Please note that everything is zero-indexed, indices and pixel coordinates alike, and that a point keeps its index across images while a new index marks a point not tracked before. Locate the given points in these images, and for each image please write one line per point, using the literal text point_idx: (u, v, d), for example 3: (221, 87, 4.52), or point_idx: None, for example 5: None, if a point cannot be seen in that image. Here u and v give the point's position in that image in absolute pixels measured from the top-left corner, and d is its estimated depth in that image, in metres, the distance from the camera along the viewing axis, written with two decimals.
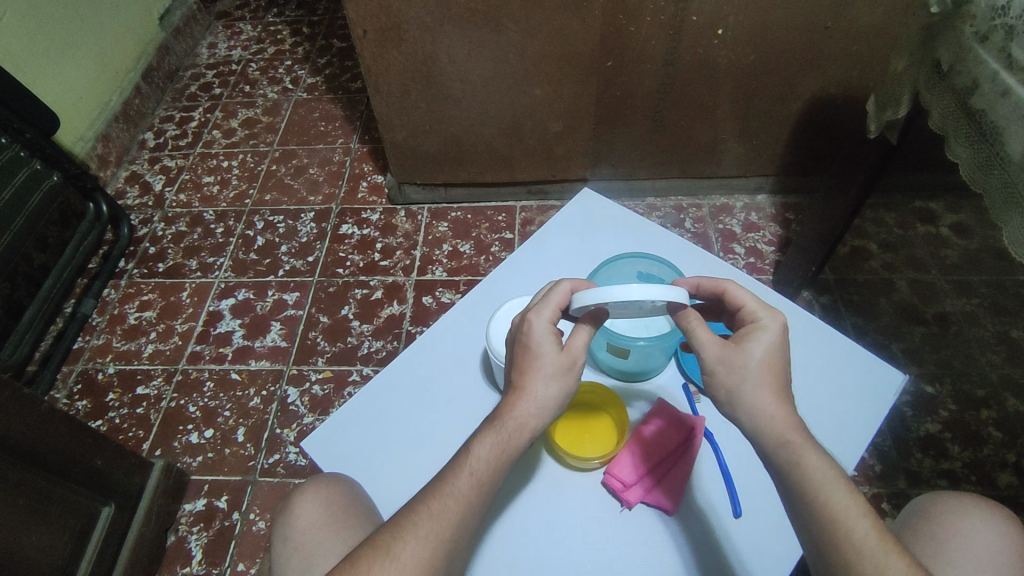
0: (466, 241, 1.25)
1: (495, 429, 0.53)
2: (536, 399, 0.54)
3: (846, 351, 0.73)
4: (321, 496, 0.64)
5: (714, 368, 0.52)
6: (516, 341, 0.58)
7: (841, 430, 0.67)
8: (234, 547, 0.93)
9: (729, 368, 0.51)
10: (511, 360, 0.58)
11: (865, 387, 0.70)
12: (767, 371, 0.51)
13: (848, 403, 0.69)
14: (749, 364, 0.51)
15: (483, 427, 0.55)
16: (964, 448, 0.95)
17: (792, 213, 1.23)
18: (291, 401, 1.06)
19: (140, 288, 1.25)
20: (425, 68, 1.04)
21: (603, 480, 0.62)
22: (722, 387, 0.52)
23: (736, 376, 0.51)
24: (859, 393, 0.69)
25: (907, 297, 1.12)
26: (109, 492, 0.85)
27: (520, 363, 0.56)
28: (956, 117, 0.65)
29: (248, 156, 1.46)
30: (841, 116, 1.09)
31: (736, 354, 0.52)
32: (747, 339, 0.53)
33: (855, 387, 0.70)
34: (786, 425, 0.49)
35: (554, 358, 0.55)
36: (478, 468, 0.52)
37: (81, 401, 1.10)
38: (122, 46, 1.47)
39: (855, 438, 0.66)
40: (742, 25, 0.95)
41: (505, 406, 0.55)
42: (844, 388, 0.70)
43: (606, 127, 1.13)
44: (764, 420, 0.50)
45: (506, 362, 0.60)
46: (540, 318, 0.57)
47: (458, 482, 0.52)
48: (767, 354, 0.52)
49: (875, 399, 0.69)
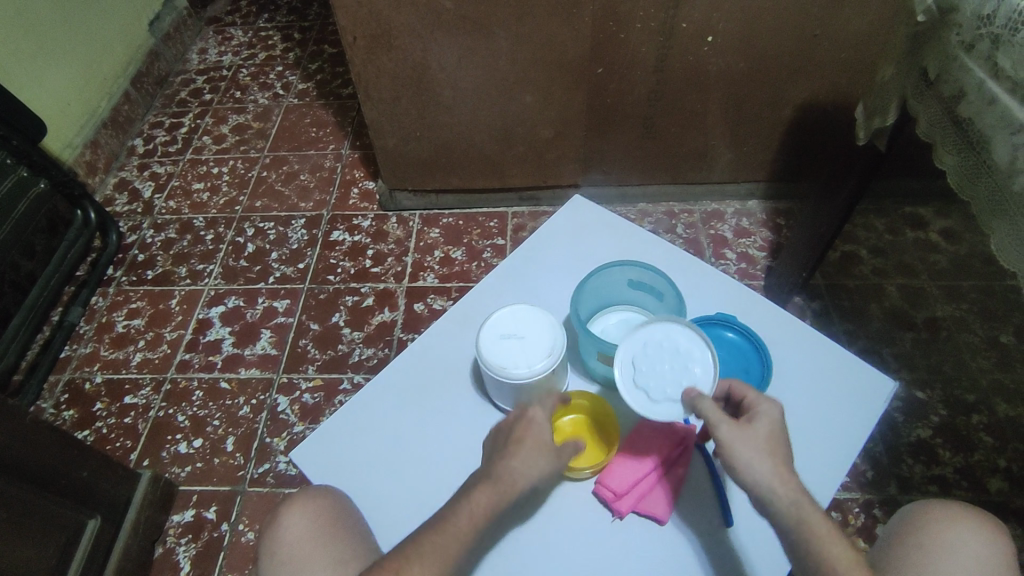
0: (458, 247, 1.25)
1: (488, 482, 0.55)
2: (531, 462, 0.56)
3: (838, 364, 0.74)
4: (311, 509, 0.63)
5: (729, 443, 0.54)
6: (514, 416, 0.60)
7: (825, 448, 0.69)
8: (222, 559, 0.92)
9: (743, 442, 0.54)
10: (500, 430, 0.60)
11: (852, 402, 0.71)
12: (771, 453, 0.54)
13: (833, 420, 0.70)
14: (760, 441, 0.55)
15: (473, 484, 0.56)
16: (955, 453, 0.95)
17: (783, 218, 1.24)
18: (281, 409, 1.06)
19: (128, 295, 1.24)
20: (415, 75, 1.03)
21: (593, 488, 0.65)
22: (738, 457, 0.54)
23: (749, 449, 0.54)
24: (846, 411, 0.71)
25: (897, 302, 1.12)
26: (95, 504, 0.84)
27: (515, 429, 0.58)
28: (943, 125, 0.66)
29: (239, 162, 1.45)
30: (831, 122, 1.09)
31: (744, 436, 0.55)
32: (755, 418, 0.57)
33: (843, 402, 0.71)
34: (785, 479, 0.53)
35: (549, 438, 0.58)
36: (470, 515, 0.53)
37: (68, 410, 1.09)
38: (111, 52, 1.47)
39: (838, 457, 0.68)
40: (732, 33, 0.96)
41: (497, 461, 0.56)
42: (832, 404, 0.71)
43: (598, 131, 1.13)
44: (769, 492, 0.53)
45: (496, 429, 0.61)
46: (544, 406, 0.60)
47: (458, 519, 0.53)
48: (773, 432, 0.56)
49: (862, 417, 0.70)
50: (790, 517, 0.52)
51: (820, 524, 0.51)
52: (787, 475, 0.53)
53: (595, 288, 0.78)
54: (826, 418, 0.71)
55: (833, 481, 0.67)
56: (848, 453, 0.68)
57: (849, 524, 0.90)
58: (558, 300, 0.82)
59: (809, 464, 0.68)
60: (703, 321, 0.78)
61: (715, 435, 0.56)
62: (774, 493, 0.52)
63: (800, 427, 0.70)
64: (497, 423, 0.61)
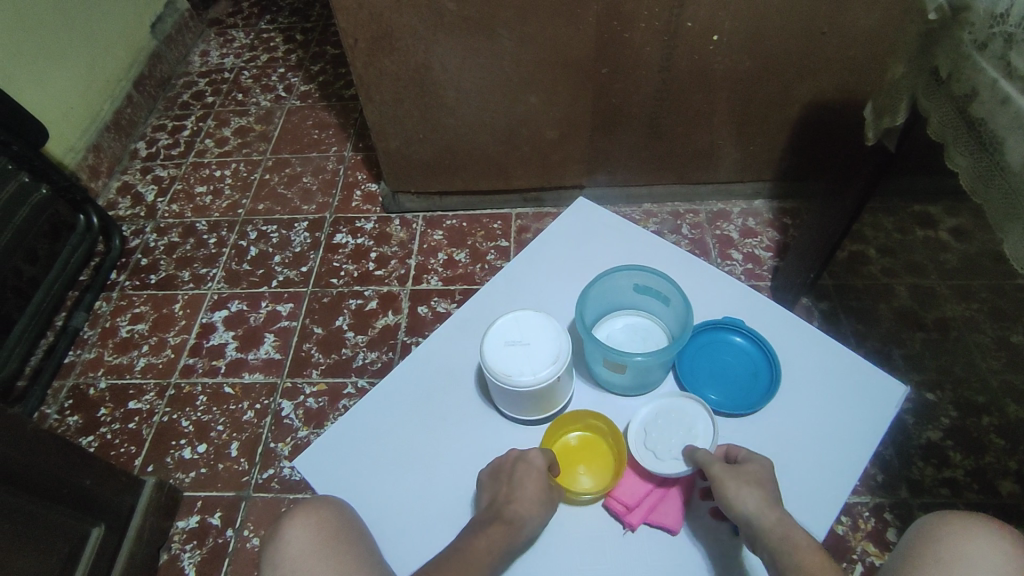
0: (461, 249, 1.24)
1: (500, 522, 0.60)
2: (534, 508, 0.61)
3: (845, 376, 0.73)
4: (315, 522, 0.62)
5: (719, 480, 0.60)
6: (514, 461, 0.64)
7: (829, 464, 0.67)
8: (228, 564, 0.92)
9: (731, 478, 0.60)
10: (498, 473, 0.64)
11: (857, 417, 0.70)
12: (757, 487, 0.59)
13: (839, 430, 0.69)
14: (748, 478, 0.60)
15: (482, 523, 0.60)
16: (966, 456, 0.94)
17: (790, 218, 1.22)
18: (285, 414, 1.05)
19: (131, 300, 1.24)
20: (418, 77, 1.03)
21: (604, 504, 0.66)
22: (728, 491, 0.59)
23: (737, 483, 0.60)
24: (851, 425, 0.70)
25: (906, 303, 1.11)
26: (98, 512, 0.84)
27: (519, 471, 0.63)
28: (955, 125, 0.64)
29: (241, 165, 1.45)
30: (839, 121, 1.08)
31: (732, 474, 0.61)
32: (743, 462, 0.62)
33: (848, 416, 0.70)
34: (768, 509, 0.58)
35: (546, 486, 0.63)
36: (484, 550, 0.58)
37: (72, 416, 1.09)
38: (113, 55, 1.46)
39: (844, 473, 0.67)
40: (738, 32, 0.94)
41: (504, 502, 0.61)
42: (837, 418, 0.70)
43: (602, 132, 1.12)
44: (754, 519, 0.57)
45: (492, 471, 0.65)
46: (544, 454, 0.65)
47: (475, 548, 0.58)
48: (761, 472, 0.61)
49: (869, 425, 0.69)
50: (776, 539, 0.56)
51: (806, 545, 0.55)
52: (773, 508, 0.58)
53: (601, 292, 0.77)
54: (831, 433, 0.69)
55: (843, 488, 0.66)
56: (856, 462, 0.67)
57: (859, 529, 0.89)
58: (564, 304, 0.81)
59: (813, 479, 0.66)
60: (711, 326, 0.78)
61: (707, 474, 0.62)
62: (761, 523, 0.57)
63: (804, 441, 0.69)
64: (493, 465, 0.66)
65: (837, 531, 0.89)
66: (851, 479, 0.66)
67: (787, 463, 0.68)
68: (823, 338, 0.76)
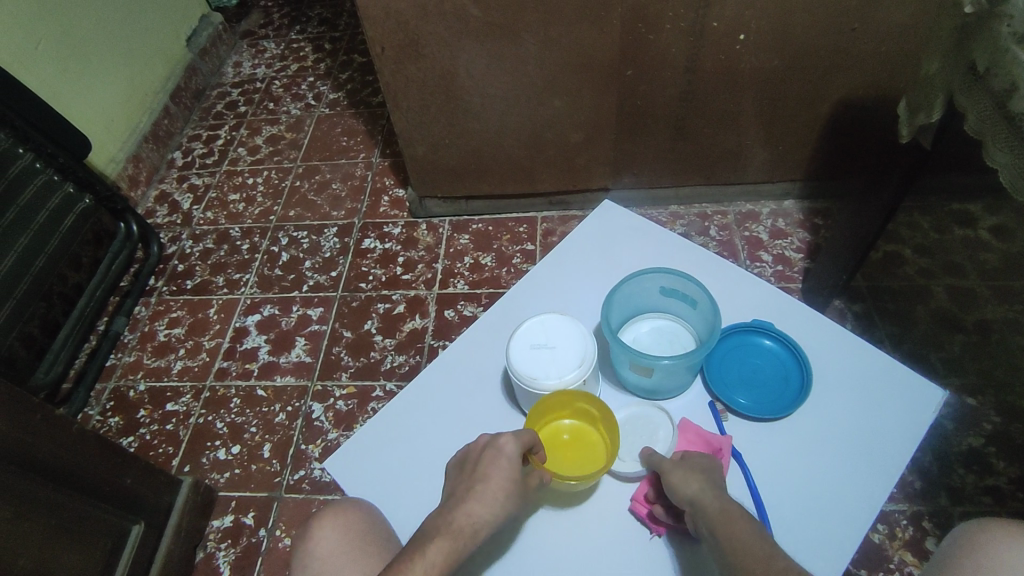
0: (487, 253, 1.24)
1: (447, 533, 0.56)
2: (493, 507, 0.58)
3: (881, 405, 0.70)
4: (340, 523, 0.64)
5: (667, 471, 0.61)
6: (483, 448, 0.62)
7: (854, 493, 0.65)
8: (261, 563, 0.94)
9: (678, 468, 0.61)
10: (465, 459, 0.62)
11: (889, 450, 0.67)
12: (700, 474, 0.60)
13: (873, 436, 0.68)
14: (693, 467, 0.61)
15: (430, 534, 0.56)
16: (1009, 463, 0.91)
17: (821, 218, 1.20)
18: (316, 416, 1.07)
19: (168, 305, 1.27)
20: (443, 83, 1.04)
21: (627, 508, 0.66)
22: (674, 479, 0.60)
23: (681, 472, 0.60)
24: (885, 435, 0.68)
25: (944, 304, 1.08)
26: (138, 510, 0.86)
27: (485, 460, 0.60)
28: (995, 121, 0.62)
29: (273, 173, 1.48)
30: (871, 118, 1.05)
31: (679, 466, 0.61)
32: (693, 456, 0.63)
33: (878, 448, 0.67)
34: (712, 494, 0.57)
35: (514, 478, 0.59)
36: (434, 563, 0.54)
37: (113, 417, 1.13)
38: (151, 68, 1.51)
39: (867, 505, 0.64)
40: (766, 30, 0.93)
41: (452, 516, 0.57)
42: (866, 447, 0.67)
43: (627, 134, 1.11)
44: (694, 499, 0.58)
45: (459, 460, 0.63)
46: (516, 440, 0.61)
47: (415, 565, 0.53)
48: (708, 465, 0.62)
49: (905, 432, 0.67)
50: (713, 517, 0.55)
51: (748, 528, 0.53)
52: (717, 492, 0.58)
53: (628, 294, 0.76)
54: (859, 460, 0.66)
55: (877, 495, 0.64)
56: (892, 468, 0.66)
57: (896, 538, 0.86)
58: (591, 306, 0.81)
59: (833, 509, 0.64)
60: (740, 330, 0.77)
61: (658, 468, 0.63)
62: (705, 507, 0.56)
63: (829, 468, 0.66)
64: (461, 454, 0.63)
65: (873, 539, 0.87)
66: (874, 513, 0.63)
67: (810, 487, 0.65)
68: (863, 362, 0.73)
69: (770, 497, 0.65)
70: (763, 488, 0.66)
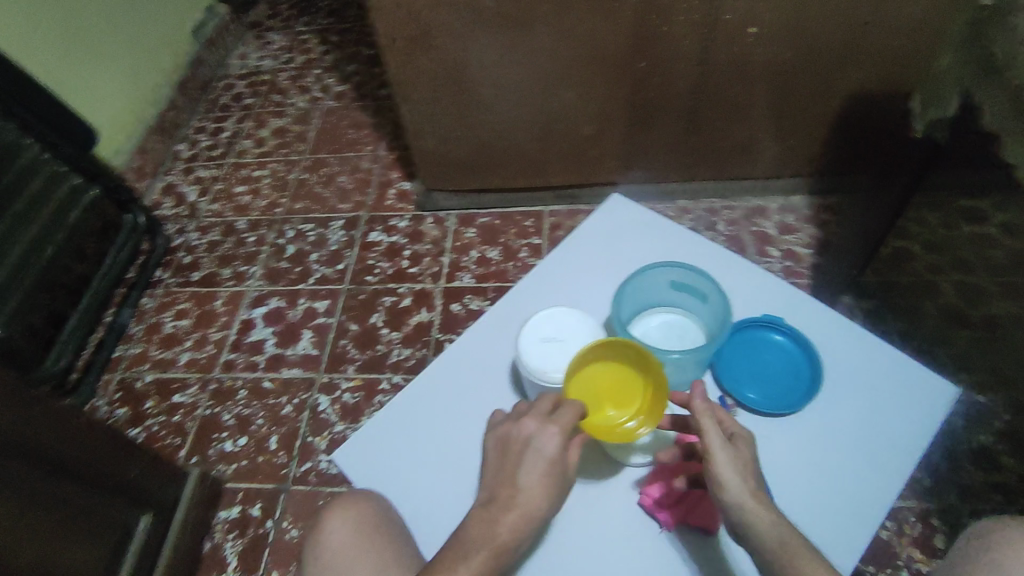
0: (494, 247, 1.24)
1: (492, 547, 0.56)
2: (527, 515, 0.57)
3: (897, 401, 0.69)
4: (353, 515, 0.65)
5: (718, 462, 0.57)
6: (524, 444, 0.59)
7: (865, 489, 0.64)
8: (268, 555, 0.94)
9: (732, 463, 0.57)
10: (505, 449, 0.61)
11: (903, 445, 0.66)
12: (758, 485, 0.57)
13: (883, 432, 0.67)
14: (742, 464, 0.58)
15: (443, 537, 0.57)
16: (1018, 461, 0.90)
17: (831, 214, 1.19)
18: (322, 409, 1.07)
19: (175, 297, 1.28)
20: (450, 75, 1.03)
21: (638, 500, 0.65)
22: (724, 475, 0.57)
23: (736, 471, 0.57)
24: (896, 431, 0.67)
25: (955, 301, 1.07)
26: (146, 501, 0.87)
27: (529, 461, 0.59)
28: (1011, 116, 0.61)
29: (279, 165, 1.48)
30: (883, 112, 1.05)
31: (732, 459, 0.57)
32: (738, 440, 0.59)
33: (893, 443, 0.66)
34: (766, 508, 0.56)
35: (555, 475, 0.59)
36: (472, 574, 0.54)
37: (121, 408, 1.13)
38: (157, 60, 1.51)
39: (878, 500, 0.63)
40: (778, 22, 0.92)
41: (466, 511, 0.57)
42: (878, 443, 0.67)
43: (635, 128, 1.11)
44: (744, 505, 0.55)
45: (499, 442, 0.62)
46: (561, 439, 0.59)
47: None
48: (751, 458, 0.59)
49: (915, 429, 0.67)
50: (776, 548, 0.53)
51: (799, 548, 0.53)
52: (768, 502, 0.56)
53: (638, 288, 0.76)
54: (870, 456, 0.66)
55: (888, 493, 0.64)
56: (903, 465, 0.65)
57: (904, 534, 0.86)
58: (600, 300, 0.81)
59: (844, 505, 0.64)
60: (750, 324, 0.77)
61: (707, 449, 0.58)
62: (759, 519, 0.55)
63: (841, 463, 0.66)
64: (500, 437, 0.62)
65: (880, 535, 0.87)
66: (885, 509, 0.63)
67: (821, 482, 0.65)
68: (872, 358, 0.72)
69: (781, 492, 0.65)
70: (774, 484, 0.65)
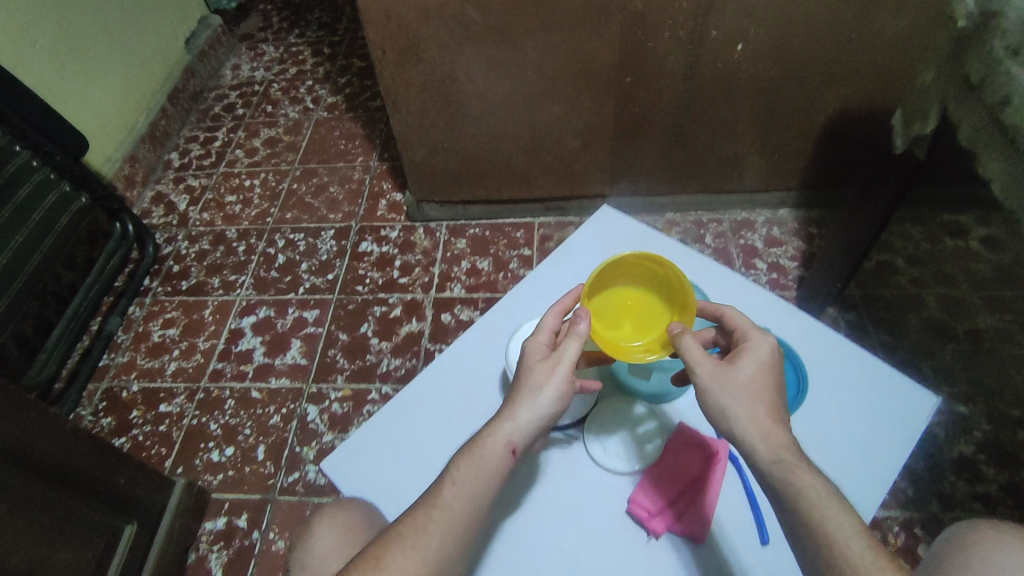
0: (484, 258, 1.25)
1: (477, 454, 0.55)
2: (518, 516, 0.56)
3: (880, 410, 0.70)
4: (340, 521, 0.64)
5: (704, 386, 0.53)
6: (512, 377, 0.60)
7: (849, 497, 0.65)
8: (254, 565, 0.93)
9: (720, 388, 0.53)
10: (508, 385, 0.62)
11: (885, 452, 0.67)
12: (757, 396, 0.52)
13: (865, 442, 0.68)
14: (737, 387, 0.52)
15: None
16: (999, 470, 0.92)
17: (815, 227, 1.21)
18: (311, 419, 1.07)
19: (163, 305, 1.27)
20: (442, 87, 1.04)
21: (626, 509, 0.65)
22: (712, 401, 0.53)
23: (726, 395, 0.52)
24: (877, 442, 0.68)
25: (936, 313, 1.09)
26: (131, 510, 0.86)
27: (529, 385, 0.57)
28: (988, 132, 0.63)
29: (270, 175, 1.48)
30: (865, 129, 1.07)
31: (723, 382, 0.53)
32: (739, 359, 0.54)
33: (875, 450, 0.68)
34: (766, 438, 0.50)
35: (533, 383, 0.57)
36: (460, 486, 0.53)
37: (106, 418, 1.12)
38: (149, 69, 1.51)
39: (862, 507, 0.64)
40: (763, 41, 0.95)
41: None
42: (860, 453, 0.68)
43: (625, 141, 1.12)
44: (737, 432, 0.51)
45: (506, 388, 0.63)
46: (527, 358, 0.59)
47: (442, 493, 0.54)
48: (756, 378, 0.53)
49: (897, 440, 0.68)
50: (776, 477, 0.49)
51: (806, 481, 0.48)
52: (770, 427, 0.51)
53: None
54: (853, 465, 0.67)
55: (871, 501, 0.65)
56: (885, 474, 0.66)
57: (889, 544, 0.87)
58: None
59: None
60: None
61: (693, 377, 0.55)
62: (754, 447, 0.50)
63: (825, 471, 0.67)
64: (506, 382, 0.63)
65: None
66: (869, 517, 0.64)
67: None
68: (855, 370, 0.74)
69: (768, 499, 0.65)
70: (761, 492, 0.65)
